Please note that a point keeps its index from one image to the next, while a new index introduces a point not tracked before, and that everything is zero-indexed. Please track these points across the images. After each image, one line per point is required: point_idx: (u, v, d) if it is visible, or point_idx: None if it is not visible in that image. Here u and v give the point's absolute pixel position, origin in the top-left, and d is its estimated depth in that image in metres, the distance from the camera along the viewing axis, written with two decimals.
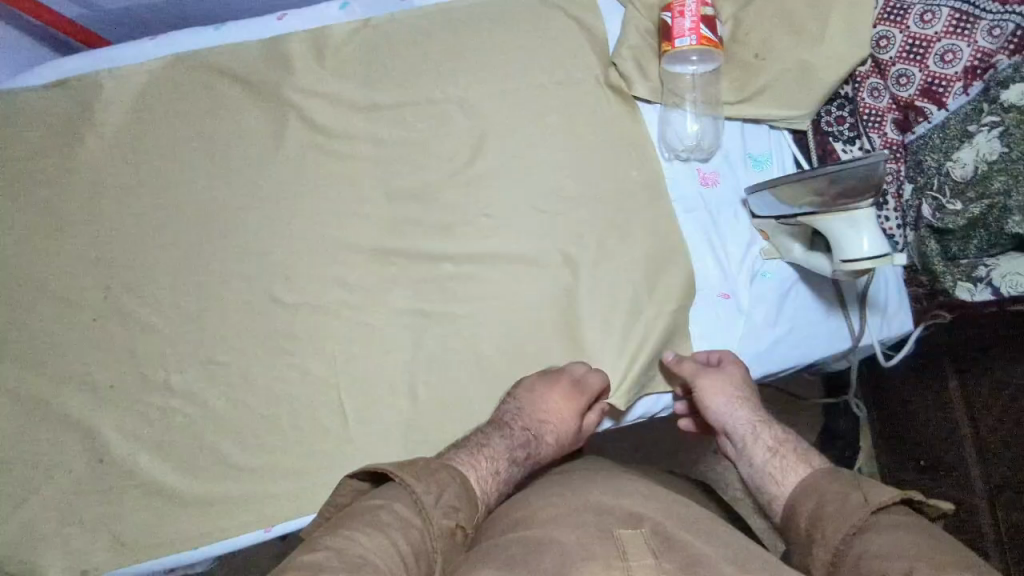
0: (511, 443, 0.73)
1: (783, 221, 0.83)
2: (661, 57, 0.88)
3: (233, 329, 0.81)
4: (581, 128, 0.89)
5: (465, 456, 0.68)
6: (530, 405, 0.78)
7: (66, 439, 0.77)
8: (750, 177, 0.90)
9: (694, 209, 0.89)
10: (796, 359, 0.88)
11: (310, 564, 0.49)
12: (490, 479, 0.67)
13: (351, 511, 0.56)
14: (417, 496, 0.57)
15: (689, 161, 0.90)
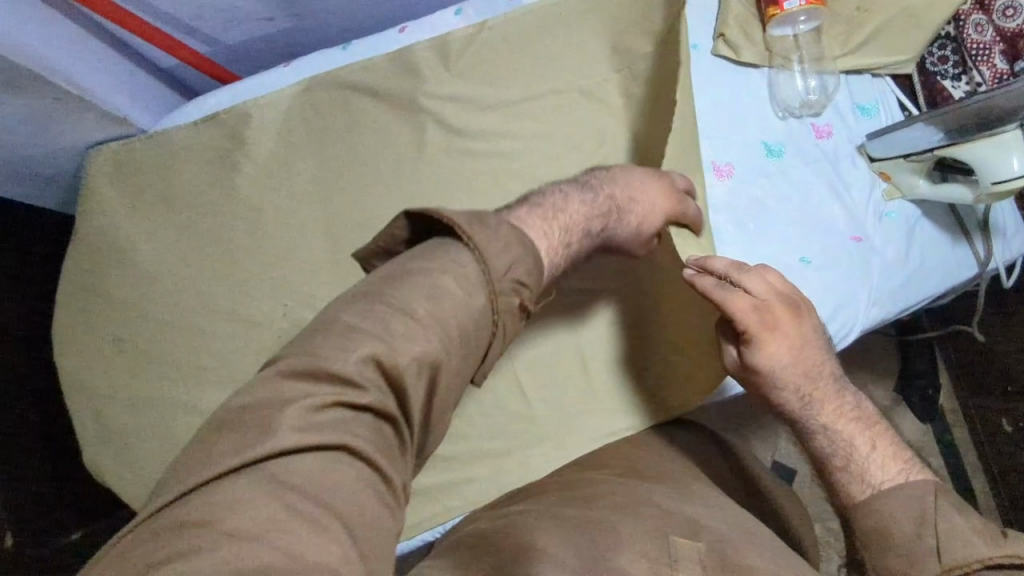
0: (591, 209, 0.70)
1: (911, 159, 0.87)
2: (766, 23, 0.92)
3: None
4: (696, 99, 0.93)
5: (539, 218, 0.63)
6: (624, 182, 0.75)
7: None
8: (862, 126, 0.95)
9: (814, 162, 0.94)
10: (930, 289, 0.94)
11: (341, 329, 0.47)
12: (562, 230, 0.64)
13: (402, 264, 0.53)
14: (487, 264, 0.52)
15: (803, 118, 0.94)
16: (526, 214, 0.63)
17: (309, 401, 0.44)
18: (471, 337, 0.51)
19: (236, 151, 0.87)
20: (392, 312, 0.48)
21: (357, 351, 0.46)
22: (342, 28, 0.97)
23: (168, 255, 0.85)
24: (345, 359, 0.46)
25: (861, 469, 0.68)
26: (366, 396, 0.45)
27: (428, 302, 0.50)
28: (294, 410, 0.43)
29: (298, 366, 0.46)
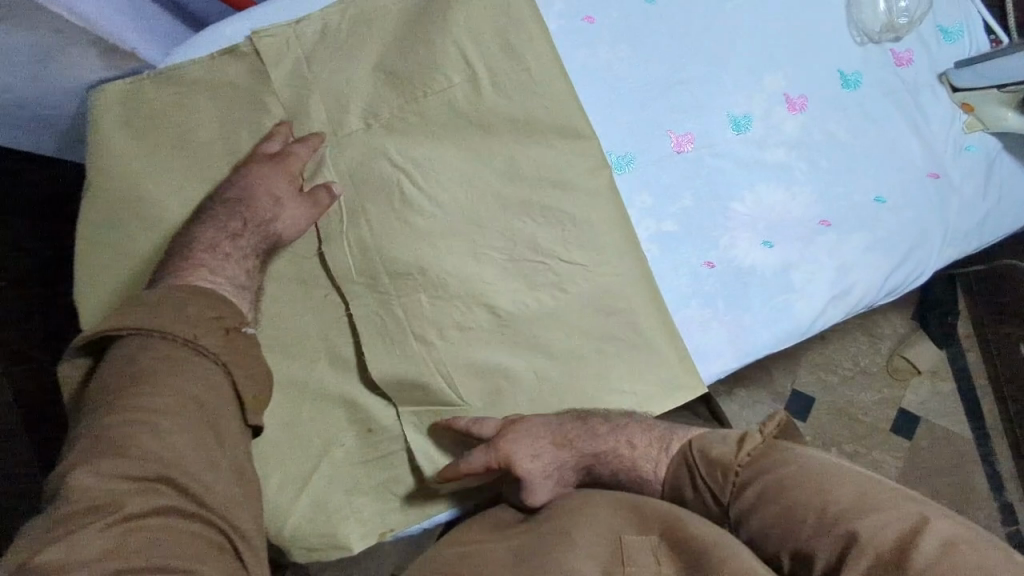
0: (219, 228, 0.68)
1: (1007, 88, 0.81)
2: None
3: (466, 283, 0.77)
4: (766, 24, 0.86)
5: (201, 255, 0.66)
6: (235, 190, 0.69)
7: (330, 416, 0.76)
8: (943, 52, 0.88)
9: (896, 92, 0.87)
10: (1005, 227, 0.89)
11: (119, 438, 0.49)
12: (235, 259, 0.67)
13: (106, 384, 0.52)
14: (167, 332, 0.54)
15: (882, 44, 0.87)
16: (187, 262, 0.65)
17: (111, 479, 0.47)
18: (216, 401, 0.54)
19: (260, 87, 0.75)
20: (149, 419, 0.50)
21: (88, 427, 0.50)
22: None
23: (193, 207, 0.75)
24: (139, 454, 0.49)
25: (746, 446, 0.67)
26: (160, 498, 0.48)
27: (164, 375, 0.52)
28: (95, 484, 0.46)
29: (79, 484, 0.46)
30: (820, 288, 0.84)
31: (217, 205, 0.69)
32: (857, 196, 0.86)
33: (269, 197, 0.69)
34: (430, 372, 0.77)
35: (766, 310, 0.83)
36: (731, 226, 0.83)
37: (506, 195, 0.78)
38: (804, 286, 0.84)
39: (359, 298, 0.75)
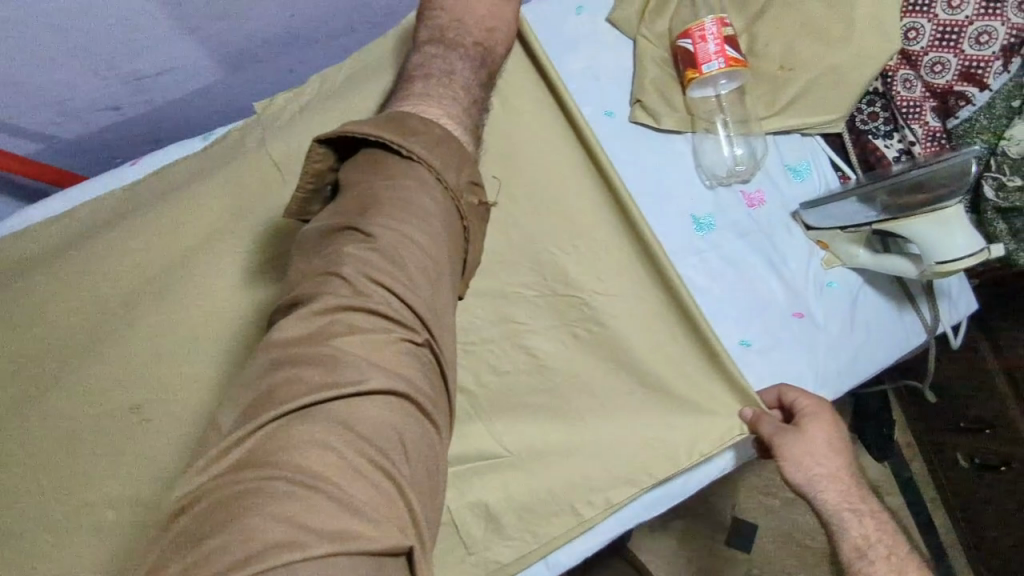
0: (463, 57, 0.70)
1: (850, 228, 0.79)
2: (686, 85, 0.84)
3: None
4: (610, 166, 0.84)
5: (417, 99, 0.66)
6: (463, 15, 0.71)
7: None
8: (793, 190, 0.87)
9: (749, 234, 0.85)
10: (881, 361, 0.86)
11: (392, 236, 0.53)
12: (465, 91, 0.68)
13: (361, 176, 0.57)
14: (411, 149, 0.57)
15: (732, 185, 0.86)
16: (418, 90, 0.66)
17: (386, 335, 0.49)
18: (455, 238, 0.58)
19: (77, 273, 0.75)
20: (393, 253, 0.52)
21: (353, 268, 0.51)
22: (201, 101, 0.82)
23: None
24: (370, 301, 0.50)
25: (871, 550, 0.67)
26: (421, 329, 0.52)
27: (386, 268, 0.52)
28: (357, 346, 0.48)
29: (325, 304, 0.49)
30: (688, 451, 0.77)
31: (418, 23, 0.73)
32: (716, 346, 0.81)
33: (481, 28, 0.72)
34: None
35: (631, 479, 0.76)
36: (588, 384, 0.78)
37: None
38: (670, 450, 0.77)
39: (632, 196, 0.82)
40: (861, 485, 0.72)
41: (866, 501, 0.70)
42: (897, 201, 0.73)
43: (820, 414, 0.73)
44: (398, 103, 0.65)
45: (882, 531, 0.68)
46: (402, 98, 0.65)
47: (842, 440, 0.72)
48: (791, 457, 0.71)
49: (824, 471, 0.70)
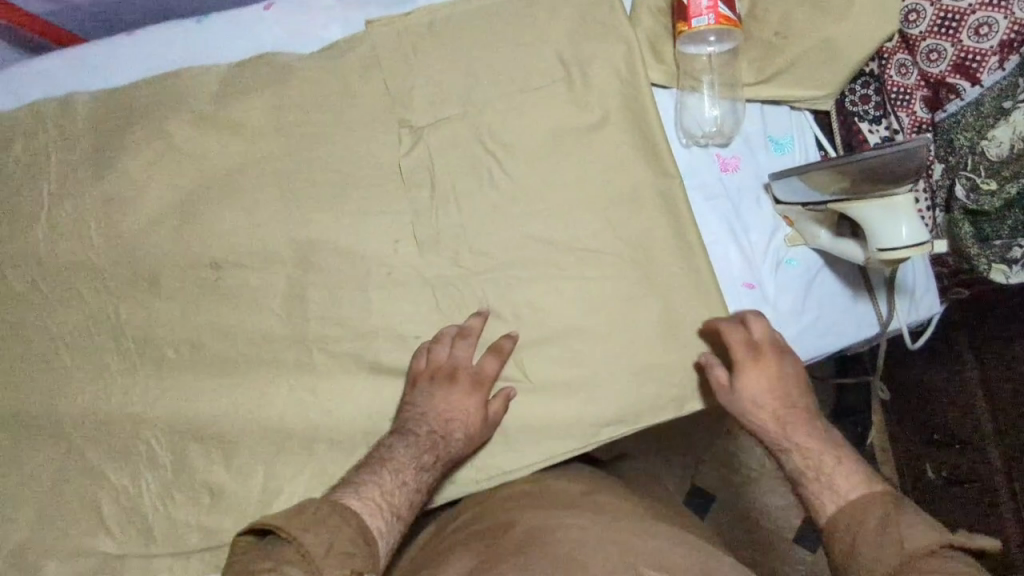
0: (416, 450, 0.71)
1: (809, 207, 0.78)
2: (676, 38, 0.83)
3: (230, 330, 0.75)
4: (590, 104, 0.83)
5: (370, 473, 0.68)
6: (417, 411, 0.74)
7: (46, 450, 0.72)
8: (771, 162, 0.86)
9: (715, 199, 0.85)
10: (825, 346, 0.86)
11: None
12: (402, 479, 0.68)
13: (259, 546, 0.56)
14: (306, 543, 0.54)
15: (708, 147, 0.85)
16: (355, 479, 0.67)
17: None
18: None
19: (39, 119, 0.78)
20: None
21: None
22: None
23: None
24: (295, 570, 0.52)
25: (824, 477, 0.70)
26: None
27: None
28: None
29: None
30: (613, 393, 0.82)
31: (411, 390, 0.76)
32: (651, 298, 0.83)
33: (439, 422, 0.74)
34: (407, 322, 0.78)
35: (544, 401, 0.82)
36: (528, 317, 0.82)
37: (284, 247, 0.77)
38: (592, 386, 0.82)
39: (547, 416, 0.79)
40: (805, 414, 0.74)
41: (814, 438, 0.73)
42: (841, 185, 0.71)
43: (752, 362, 0.75)
44: (343, 489, 0.66)
45: (810, 459, 0.72)
46: (344, 484, 0.66)
47: (768, 389, 0.75)
48: (729, 405, 0.76)
49: (763, 407, 0.74)
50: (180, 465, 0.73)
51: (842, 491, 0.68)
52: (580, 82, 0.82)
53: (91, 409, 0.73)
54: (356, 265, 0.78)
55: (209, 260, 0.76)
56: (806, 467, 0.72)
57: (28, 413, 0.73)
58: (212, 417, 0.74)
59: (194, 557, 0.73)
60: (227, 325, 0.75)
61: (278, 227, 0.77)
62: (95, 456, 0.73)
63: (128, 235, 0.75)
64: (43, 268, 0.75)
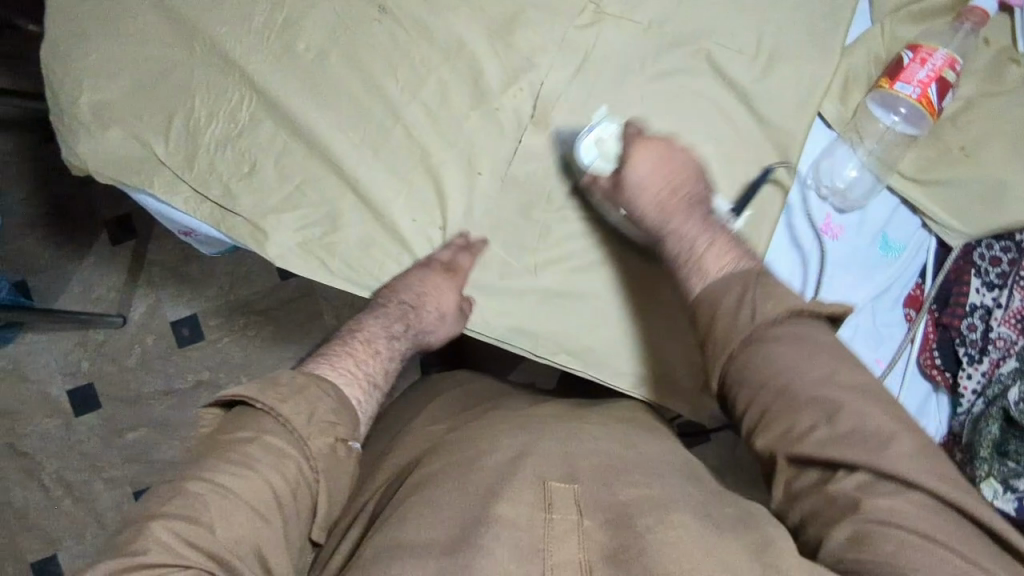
0: (387, 323, 0.81)
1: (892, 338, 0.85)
2: (871, 90, 0.81)
3: (354, 62, 0.83)
4: (758, 93, 0.83)
5: (342, 348, 0.79)
6: (399, 287, 0.81)
7: (168, 46, 0.82)
8: (870, 252, 0.85)
9: (799, 245, 0.85)
10: None
11: (183, 507, 0.60)
12: (369, 353, 0.79)
13: (216, 436, 0.67)
14: (281, 416, 0.66)
15: (825, 202, 0.84)
16: (328, 354, 0.78)
17: (180, 526, 0.58)
18: (297, 482, 0.65)
19: None
20: (213, 491, 0.61)
21: (167, 524, 0.58)
22: None
23: None
24: (282, 439, 0.66)
25: (698, 261, 0.72)
26: (229, 530, 0.60)
27: (225, 499, 0.61)
28: (168, 531, 0.58)
29: (160, 501, 0.61)
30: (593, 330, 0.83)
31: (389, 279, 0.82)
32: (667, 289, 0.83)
33: (421, 305, 0.80)
34: (480, 155, 0.83)
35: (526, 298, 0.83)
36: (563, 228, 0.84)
37: (438, 30, 0.84)
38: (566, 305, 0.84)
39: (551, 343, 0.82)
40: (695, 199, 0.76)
41: (693, 219, 0.75)
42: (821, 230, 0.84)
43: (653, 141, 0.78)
44: (311, 362, 0.76)
45: (681, 244, 0.74)
46: (313, 360, 0.77)
47: (657, 172, 0.77)
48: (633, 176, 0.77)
49: (643, 192, 0.76)
50: (249, 129, 0.82)
51: (724, 259, 0.71)
52: (763, 71, 0.83)
53: (220, 41, 0.82)
54: (478, 82, 0.84)
55: (380, 1, 0.84)
56: (681, 252, 0.73)
57: (173, 10, 0.83)
58: (295, 112, 0.82)
59: (205, 205, 0.82)
60: (357, 53, 0.83)
61: (446, 14, 0.84)
62: (196, 77, 0.82)
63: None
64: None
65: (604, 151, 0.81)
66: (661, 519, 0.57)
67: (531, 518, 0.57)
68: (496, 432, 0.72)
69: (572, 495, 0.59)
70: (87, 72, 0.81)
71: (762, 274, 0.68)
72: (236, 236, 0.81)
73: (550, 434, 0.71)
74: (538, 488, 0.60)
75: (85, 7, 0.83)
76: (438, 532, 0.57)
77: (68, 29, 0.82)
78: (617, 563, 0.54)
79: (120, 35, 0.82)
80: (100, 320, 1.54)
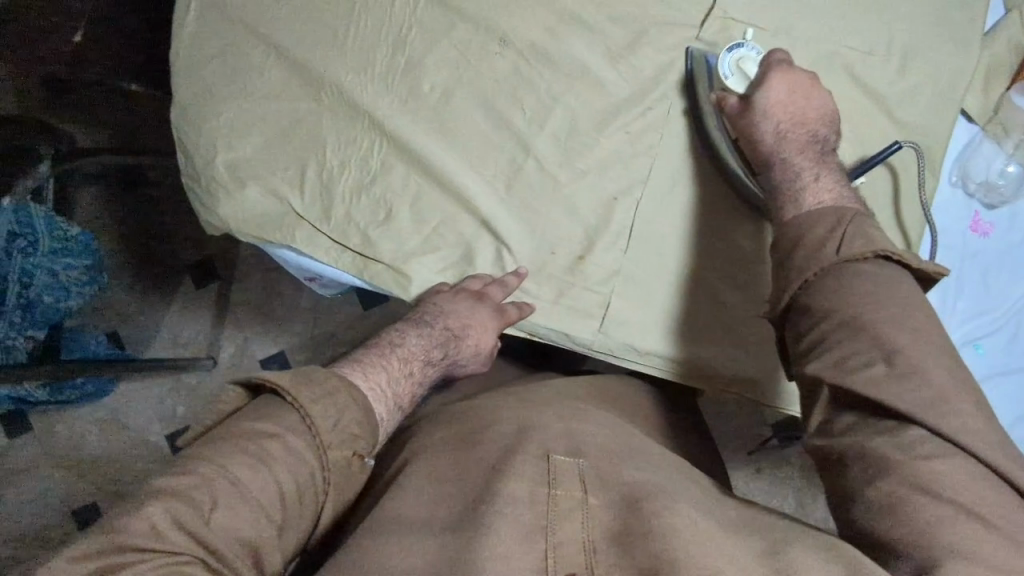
0: (424, 343, 0.79)
1: None
2: (1015, 82, 0.80)
3: (479, 97, 0.83)
4: (899, 92, 0.80)
5: (377, 359, 0.75)
6: (447, 309, 0.79)
7: (296, 99, 0.83)
8: (1022, 248, 0.83)
9: (952, 246, 0.81)
10: None
11: (180, 489, 0.55)
12: (400, 368, 0.76)
13: (231, 421, 0.63)
14: (312, 420, 0.63)
15: (973, 199, 0.82)
16: (364, 360, 0.75)
17: (183, 506, 0.54)
18: (296, 489, 0.60)
19: None
20: (214, 477, 0.57)
21: (164, 507, 0.53)
22: None
23: None
24: (299, 440, 0.62)
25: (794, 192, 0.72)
26: (219, 525, 0.55)
27: (228, 489, 0.57)
28: (162, 513, 0.53)
29: (168, 480, 0.56)
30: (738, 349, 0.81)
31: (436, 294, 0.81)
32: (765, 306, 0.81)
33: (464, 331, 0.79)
34: (614, 180, 0.82)
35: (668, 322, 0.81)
36: (683, 243, 0.81)
37: (561, 57, 0.83)
38: (667, 315, 0.81)
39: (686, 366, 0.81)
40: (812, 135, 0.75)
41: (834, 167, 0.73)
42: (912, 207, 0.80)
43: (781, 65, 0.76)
44: (345, 362, 0.74)
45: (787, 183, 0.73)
46: (349, 361, 0.74)
47: (789, 90, 0.75)
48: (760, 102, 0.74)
49: (771, 116, 0.74)
50: (381, 174, 0.82)
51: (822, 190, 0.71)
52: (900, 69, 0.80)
53: (346, 89, 0.82)
54: (604, 106, 0.82)
55: (499, 34, 0.83)
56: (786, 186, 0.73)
57: (298, 63, 0.83)
58: (425, 154, 0.82)
59: (346, 254, 0.82)
60: (481, 89, 0.83)
61: (568, 41, 0.83)
62: (325, 127, 0.83)
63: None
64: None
65: (743, 73, 0.77)
66: (667, 505, 0.57)
67: (534, 491, 0.59)
68: (514, 409, 0.74)
69: (575, 470, 0.62)
70: (220, 132, 0.82)
71: (859, 214, 0.67)
72: (378, 283, 0.81)
73: (549, 413, 0.73)
74: (544, 462, 0.62)
75: (212, 68, 0.84)
76: (449, 511, 0.59)
77: (197, 90, 0.83)
78: (621, 540, 0.55)
79: (247, 92, 0.83)
80: (194, 363, 1.52)
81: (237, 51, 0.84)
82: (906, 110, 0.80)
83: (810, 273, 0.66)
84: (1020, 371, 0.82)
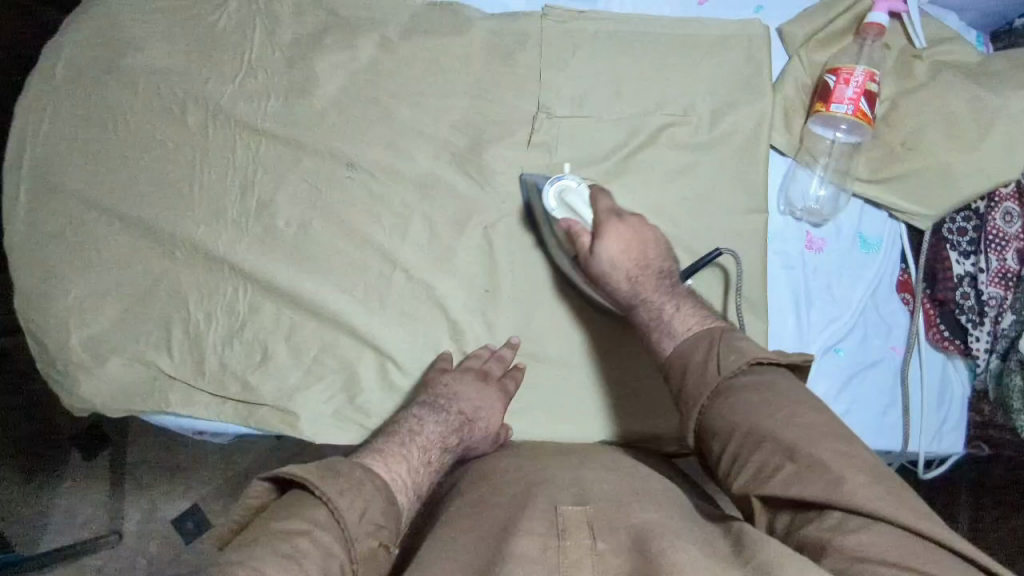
0: (444, 429, 0.74)
1: (912, 338, 0.89)
2: (810, 116, 0.89)
3: (336, 222, 0.84)
4: (716, 143, 0.89)
5: (397, 448, 0.70)
6: (462, 391, 0.77)
7: (148, 262, 0.81)
8: (854, 255, 0.91)
9: (792, 267, 0.89)
10: None
11: None
12: (420, 453, 0.71)
13: (263, 521, 0.56)
14: (338, 512, 0.57)
15: (801, 222, 0.90)
16: (377, 446, 0.70)
17: None
18: None
19: None
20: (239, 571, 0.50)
21: None
22: None
23: (142, 43, 0.85)
24: (331, 533, 0.55)
25: (666, 324, 0.72)
26: None
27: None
28: None
29: None
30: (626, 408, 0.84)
31: (438, 378, 0.79)
32: (643, 358, 0.84)
33: (474, 406, 0.76)
34: (482, 275, 0.85)
35: (558, 397, 0.84)
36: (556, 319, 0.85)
37: (409, 168, 0.86)
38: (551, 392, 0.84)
39: (576, 432, 0.83)
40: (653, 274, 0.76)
41: (665, 293, 0.75)
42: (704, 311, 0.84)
43: (631, 236, 0.77)
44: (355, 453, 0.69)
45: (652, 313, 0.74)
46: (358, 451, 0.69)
47: (625, 251, 0.76)
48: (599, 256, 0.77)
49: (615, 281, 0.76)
50: (251, 317, 0.81)
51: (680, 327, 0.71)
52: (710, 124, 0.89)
53: (199, 240, 0.82)
54: (459, 206, 0.86)
55: (345, 158, 0.85)
56: (652, 320, 0.74)
57: (143, 226, 0.82)
58: (291, 286, 0.82)
59: (228, 404, 0.79)
60: (338, 213, 0.84)
61: (412, 154, 0.86)
62: (183, 282, 0.81)
63: (293, 114, 0.86)
64: (208, 112, 0.85)
65: (569, 206, 0.81)
66: (674, 540, 0.51)
67: (546, 549, 0.52)
68: (482, 484, 0.67)
69: (586, 517, 0.55)
70: (72, 312, 0.79)
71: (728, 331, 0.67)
72: (267, 427, 0.79)
73: (552, 468, 0.67)
74: (551, 516, 0.56)
75: (52, 247, 0.81)
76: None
77: (40, 273, 0.80)
78: None
79: (95, 265, 0.81)
80: (100, 542, 1.38)
81: (77, 225, 0.82)
82: (723, 160, 0.89)
83: (705, 400, 0.63)
84: (877, 364, 0.89)
